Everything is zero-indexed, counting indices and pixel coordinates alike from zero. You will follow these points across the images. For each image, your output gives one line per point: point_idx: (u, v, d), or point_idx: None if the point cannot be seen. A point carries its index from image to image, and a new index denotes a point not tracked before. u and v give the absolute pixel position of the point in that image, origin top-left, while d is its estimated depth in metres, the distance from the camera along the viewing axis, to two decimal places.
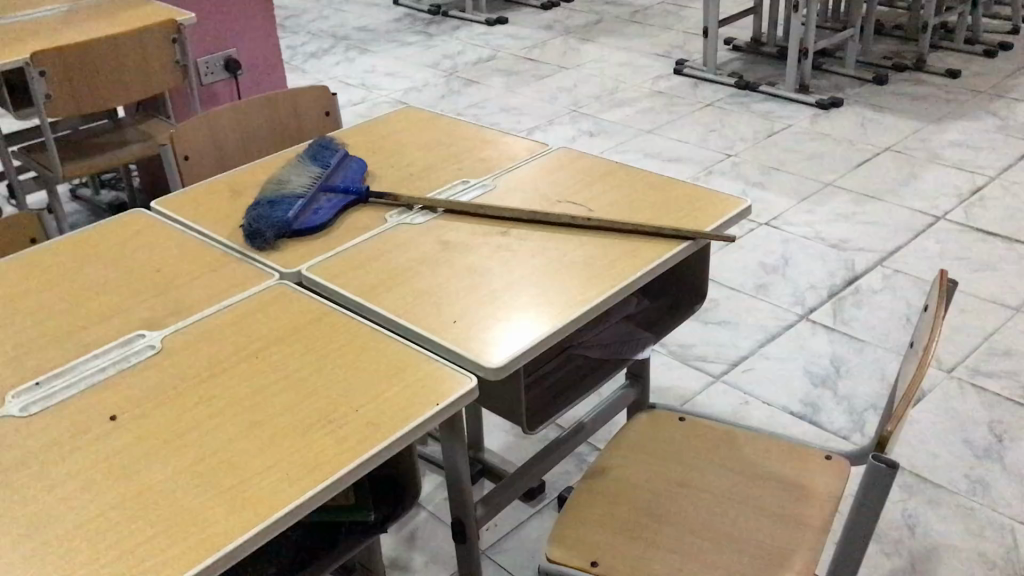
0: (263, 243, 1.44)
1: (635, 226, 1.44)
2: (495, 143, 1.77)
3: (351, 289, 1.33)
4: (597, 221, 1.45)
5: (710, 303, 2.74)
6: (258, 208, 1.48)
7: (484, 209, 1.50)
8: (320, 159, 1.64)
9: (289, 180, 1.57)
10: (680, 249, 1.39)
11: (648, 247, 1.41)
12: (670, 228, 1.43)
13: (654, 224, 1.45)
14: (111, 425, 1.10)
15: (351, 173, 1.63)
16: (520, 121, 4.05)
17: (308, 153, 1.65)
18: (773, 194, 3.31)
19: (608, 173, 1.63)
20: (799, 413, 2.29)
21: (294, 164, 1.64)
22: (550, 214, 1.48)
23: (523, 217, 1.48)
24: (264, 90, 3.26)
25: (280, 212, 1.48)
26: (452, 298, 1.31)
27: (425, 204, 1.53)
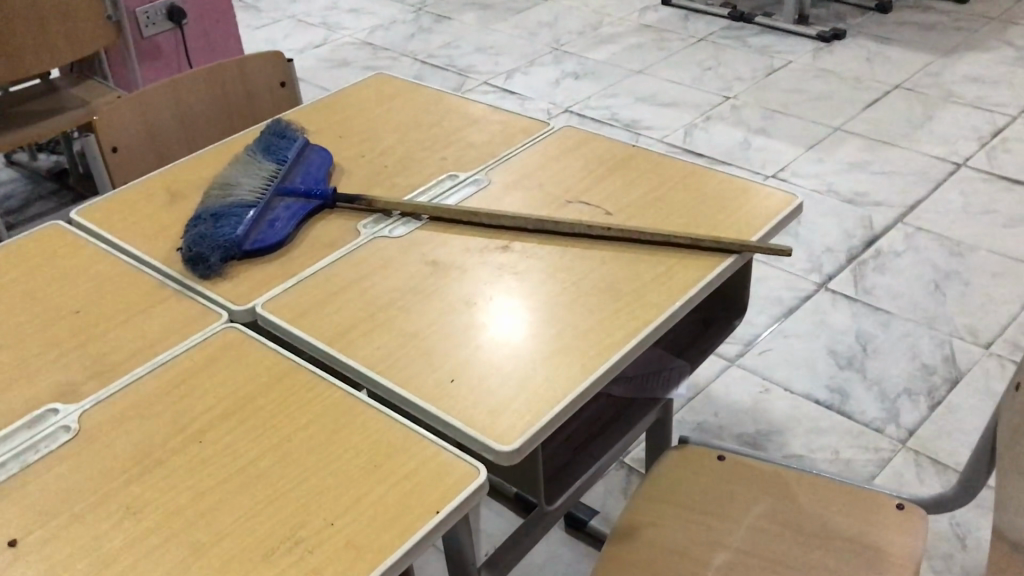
0: (206, 271, 1.16)
1: (668, 236, 1.17)
2: (486, 121, 1.49)
3: (319, 334, 1.07)
4: (621, 231, 1.19)
5: None
6: (199, 224, 1.20)
7: (480, 217, 1.23)
8: (275, 153, 1.35)
9: (238, 182, 1.28)
10: (724, 268, 1.13)
11: (686, 266, 1.14)
12: (711, 239, 1.16)
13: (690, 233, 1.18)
14: (10, 554, 0.83)
15: (313, 170, 1.34)
16: (497, 62, 3.72)
17: (259, 145, 1.36)
18: (780, 142, 3.04)
19: (624, 161, 1.36)
20: (826, 402, 2.06)
21: (244, 158, 1.35)
22: (560, 222, 1.21)
23: (528, 225, 1.22)
24: (213, 39, 2.91)
25: (227, 230, 1.20)
26: (447, 344, 1.04)
27: (406, 210, 1.26)
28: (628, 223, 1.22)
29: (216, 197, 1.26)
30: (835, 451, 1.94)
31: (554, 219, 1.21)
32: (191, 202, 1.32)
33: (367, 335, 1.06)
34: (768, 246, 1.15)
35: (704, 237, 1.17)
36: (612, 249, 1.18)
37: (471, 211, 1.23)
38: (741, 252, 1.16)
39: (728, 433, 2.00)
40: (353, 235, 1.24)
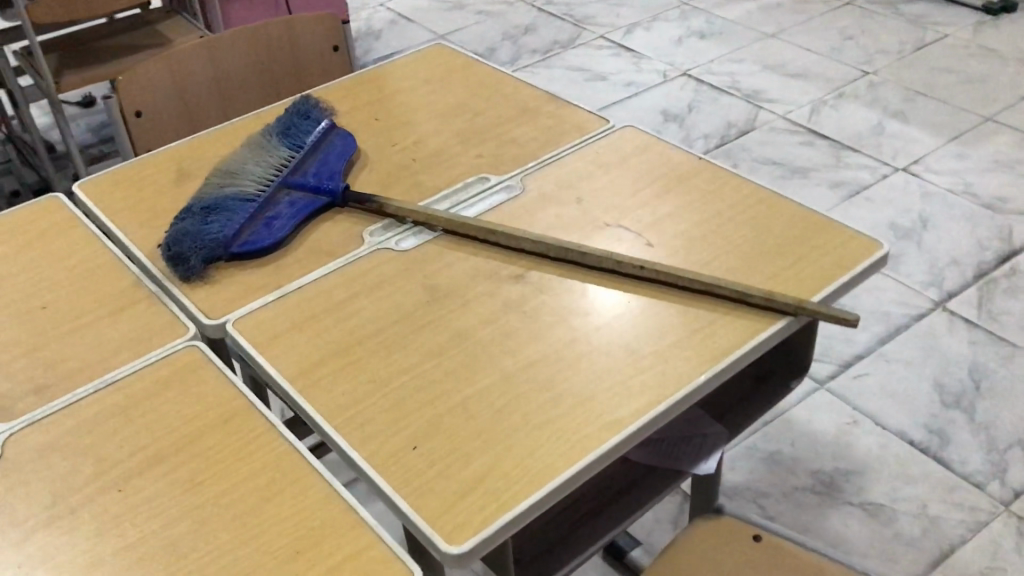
0: (185, 273, 1.04)
1: (709, 284, 0.97)
2: (537, 112, 1.31)
3: (283, 368, 0.93)
4: (655, 271, 1.00)
5: None
6: (187, 218, 1.08)
7: (497, 236, 1.06)
8: (293, 137, 1.21)
9: (243, 170, 1.15)
10: (768, 334, 0.93)
11: (722, 327, 0.95)
12: (760, 293, 0.96)
13: (736, 283, 0.98)
14: None
15: (332, 158, 1.20)
16: (619, 14, 3.47)
17: (278, 126, 1.22)
18: (918, 130, 2.72)
19: (683, 176, 1.16)
20: (922, 445, 1.82)
21: (258, 139, 1.22)
22: (587, 253, 1.03)
23: (549, 252, 1.04)
24: None
25: (215, 227, 1.07)
26: (419, 397, 0.90)
27: (419, 219, 1.10)
28: (667, 261, 1.03)
29: (216, 186, 1.13)
30: (922, 504, 1.71)
31: (579, 247, 1.03)
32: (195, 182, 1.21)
33: (335, 376, 0.92)
34: (830, 311, 0.94)
35: (753, 289, 0.96)
36: (641, 292, 1.00)
37: (487, 228, 1.06)
38: (795, 315, 0.95)
39: (802, 469, 1.79)
40: (354, 244, 1.09)
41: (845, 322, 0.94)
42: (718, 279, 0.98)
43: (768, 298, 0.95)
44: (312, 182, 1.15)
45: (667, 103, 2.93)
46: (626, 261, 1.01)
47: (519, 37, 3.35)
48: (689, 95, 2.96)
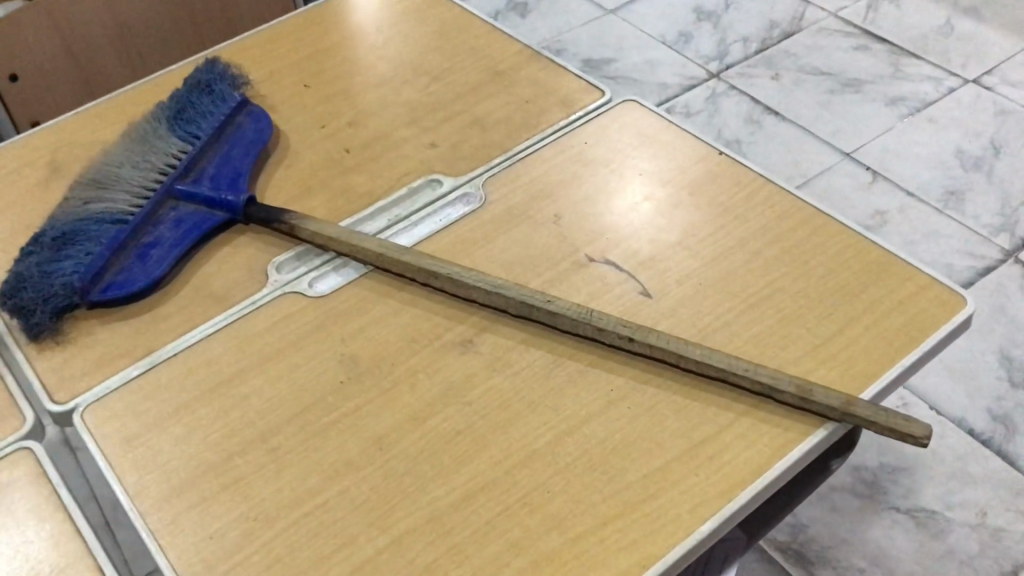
0: (28, 330, 0.78)
1: (722, 370, 0.70)
2: (512, 79, 1.01)
3: (136, 492, 0.68)
4: (649, 345, 0.72)
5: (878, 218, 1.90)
6: (33, 250, 0.81)
7: (440, 280, 0.79)
8: (188, 124, 0.92)
9: (117, 176, 0.87)
10: (801, 453, 0.66)
11: (737, 434, 0.68)
12: (794, 388, 0.68)
13: (761, 367, 0.70)
14: None
15: (237, 152, 0.91)
16: None
17: (169, 108, 0.94)
18: (992, 33, 2.35)
19: (698, 183, 0.87)
20: (983, 437, 1.56)
21: (144, 125, 0.93)
22: (558, 311, 0.75)
23: (508, 306, 0.77)
24: None
25: (68, 264, 0.80)
26: (312, 547, 0.64)
27: (341, 249, 0.83)
28: (667, 323, 0.75)
29: (80, 201, 0.86)
30: (982, 512, 1.47)
31: (547, 303, 0.75)
32: (61, 181, 0.93)
33: (200, 509, 0.67)
34: (891, 423, 0.66)
35: (784, 381, 0.69)
36: (629, 374, 0.73)
37: (427, 270, 0.79)
38: (842, 422, 0.68)
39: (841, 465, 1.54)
40: (255, 284, 0.82)
41: (911, 438, 0.66)
42: (735, 360, 0.70)
43: (805, 396, 0.68)
44: (205, 192, 0.87)
45: None
46: (609, 328, 0.73)
47: None
48: None
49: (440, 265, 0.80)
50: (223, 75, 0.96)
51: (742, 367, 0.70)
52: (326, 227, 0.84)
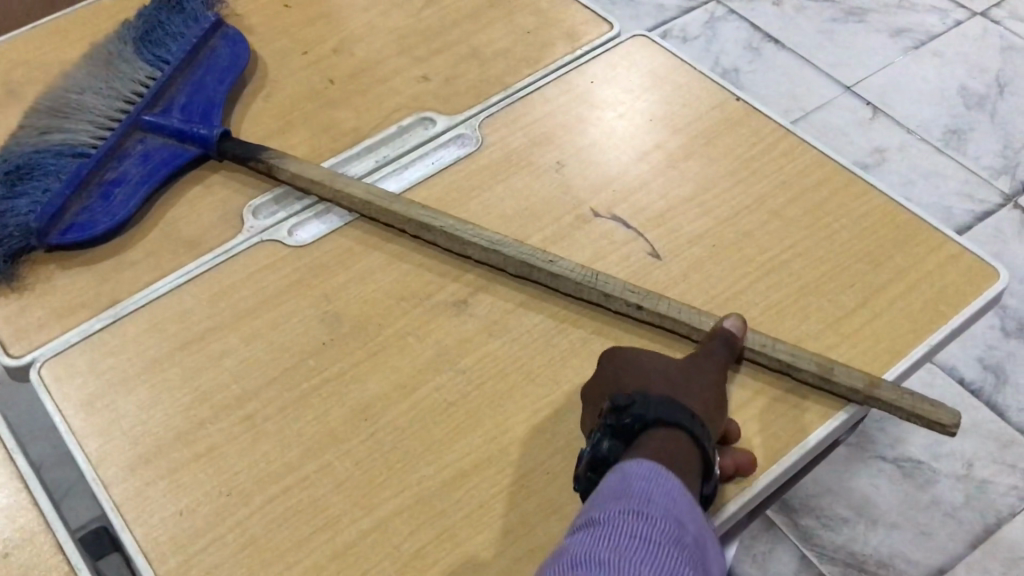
0: None
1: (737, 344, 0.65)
2: (511, 6, 0.93)
3: (98, 459, 0.63)
4: (660, 315, 0.67)
5: (876, 156, 1.84)
6: None
7: (434, 233, 0.73)
8: (156, 47, 0.84)
9: (78, 105, 0.80)
10: (819, 438, 0.62)
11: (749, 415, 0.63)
12: (815, 367, 0.63)
13: (779, 343, 0.65)
14: None
15: (210, 79, 0.83)
16: None
17: (136, 30, 0.85)
18: None
19: (711, 130, 0.81)
20: (973, 387, 1.47)
21: (110, 48, 0.85)
22: (562, 272, 0.70)
23: (507, 265, 0.71)
24: None
25: (23, 202, 0.73)
26: (291, 527, 0.59)
27: (325, 194, 0.76)
28: (678, 290, 0.70)
29: (37, 132, 0.79)
30: (968, 464, 1.38)
31: (550, 263, 0.70)
32: (15, 105, 0.84)
33: (168, 481, 0.61)
34: (918, 409, 0.62)
35: (804, 359, 0.64)
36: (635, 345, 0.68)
37: (420, 222, 0.73)
38: (866, 405, 0.63)
39: None
40: (229, 230, 0.76)
41: (940, 426, 0.62)
42: (752, 334, 0.65)
43: (828, 375, 0.63)
44: (175, 123, 0.79)
45: None
46: (616, 294, 0.68)
47: None
48: None
49: (432, 217, 0.73)
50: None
51: (759, 341, 0.65)
52: (308, 168, 0.77)
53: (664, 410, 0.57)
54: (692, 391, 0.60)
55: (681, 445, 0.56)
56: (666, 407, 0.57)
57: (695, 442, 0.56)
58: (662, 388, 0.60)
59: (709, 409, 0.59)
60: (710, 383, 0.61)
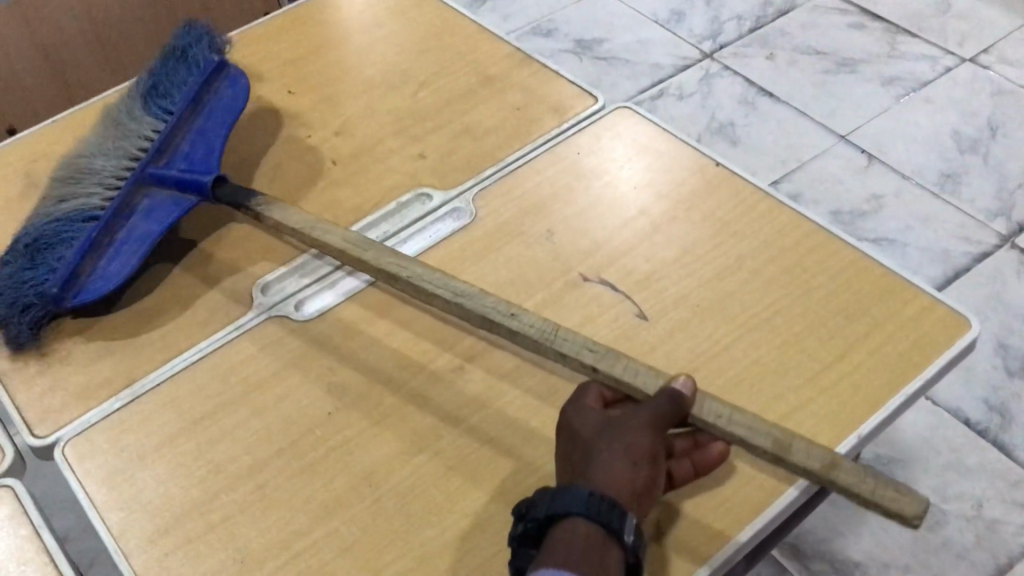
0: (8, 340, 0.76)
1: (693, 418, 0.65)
2: (500, 84, 0.98)
3: (120, 533, 0.66)
4: (615, 378, 0.68)
5: (871, 204, 1.82)
6: (8, 259, 0.79)
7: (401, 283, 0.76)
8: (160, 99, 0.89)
9: (88, 168, 0.85)
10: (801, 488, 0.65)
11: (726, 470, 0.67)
12: (770, 444, 0.63)
13: (737, 414, 0.65)
14: None
15: (212, 126, 0.88)
16: None
17: (143, 82, 0.90)
18: (990, 8, 2.24)
19: (693, 196, 0.85)
20: (978, 427, 1.48)
21: (121, 107, 0.90)
22: (521, 323, 0.72)
23: (470, 316, 0.73)
24: None
25: (41, 268, 0.78)
26: None
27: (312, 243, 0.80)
28: (664, 349, 0.74)
29: (53, 198, 0.83)
30: (977, 504, 1.38)
31: (510, 314, 0.72)
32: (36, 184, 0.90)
33: (186, 551, 0.65)
34: (872, 496, 0.60)
35: (758, 436, 0.64)
36: (602, 403, 0.69)
37: (387, 273, 0.75)
38: (825, 485, 0.62)
39: None
40: (239, 307, 0.80)
41: (902, 519, 0.59)
42: (711, 403, 0.66)
43: (783, 453, 0.63)
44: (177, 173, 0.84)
45: None
46: (573, 353, 0.69)
47: None
48: None
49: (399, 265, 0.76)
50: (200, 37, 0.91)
51: (714, 413, 0.65)
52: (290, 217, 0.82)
53: (555, 504, 0.59)
54: (607, 459, 0.62)
55: (581, 532, 0.58)
56: (556, 502, 0.59)
57: (596, 524, 0.58)
58: (578, 469, 0.62)
59: (621, 484, 0.60)
60: (627, 447, 0.62)
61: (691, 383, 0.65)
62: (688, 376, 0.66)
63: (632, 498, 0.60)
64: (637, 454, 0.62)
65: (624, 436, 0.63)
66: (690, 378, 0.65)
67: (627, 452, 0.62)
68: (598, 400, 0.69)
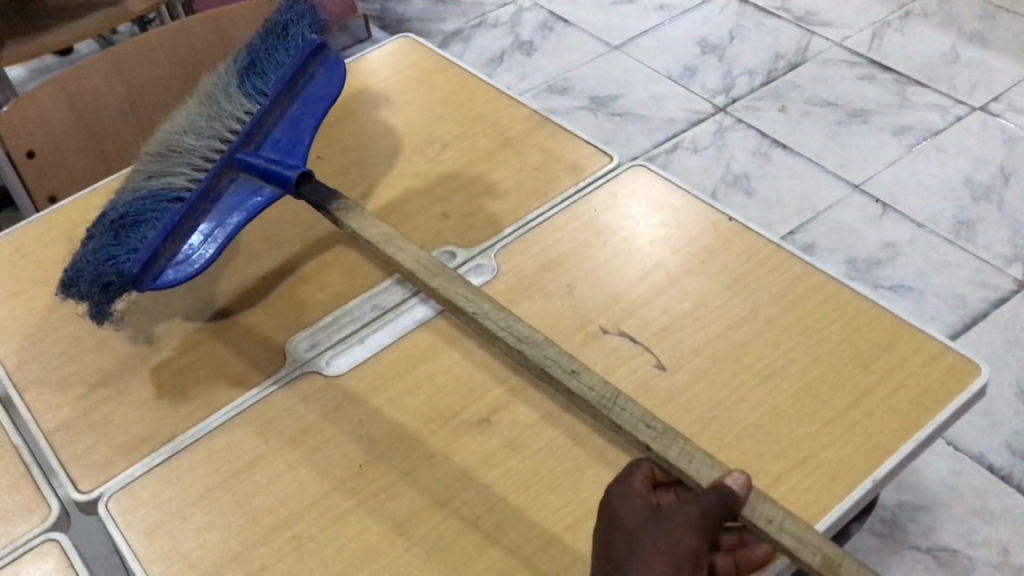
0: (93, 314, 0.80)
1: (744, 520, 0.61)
2: (519, 145, 1.03)
3: None
4: (669, 461, 0.64)
5: (888, 252, 1.82)
6: (96, 235, 0.82)
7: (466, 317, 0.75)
8: (258, 79, 0.91)
9: (177, 145, 0.88)
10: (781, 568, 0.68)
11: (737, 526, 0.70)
12: (818, 560, 0.59)
13: (789, 520, 0.62)
14: None
15: (304, 116, 0.90)
16: None
17: (243, 57, 0.93)
18: (998, 57, 2.27)
19: (707, 251, 0.88)
20: (1003, 473, 1.45)
21: (217, 79, 0.93)
22: (579, 375, 0.69)
23: (529, 365, 0.71)
24: None
25: (127, 246, 0.80)
26: None
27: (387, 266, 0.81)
28: (683, 399, 0.76)
29: (142, 176, 0.87)
30: (1004, 550, 1.36)
31: (570, 368, 0.69)
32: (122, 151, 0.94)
33: None
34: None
35: (807, 551, 0.60)
36: (651, 482, 0.67)
37: (454, 305, 0.75)
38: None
39: None
40: (273, 364, 0.83)
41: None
42: (764, 506, 0.62)
43: (831, 571, 0.59)
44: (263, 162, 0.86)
45: (704, 30, 2.41)
46: (629, 426, 0.66)
47: None
48: (731, 20, 2.45)
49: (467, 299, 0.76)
50: (301, 16, 0.94)
51: (765, 517, 0.61)
52: (365, 229, 0.84)
53: None
54: (648, 558, 0.58)
55: None
56: None
57: None
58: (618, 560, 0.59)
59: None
60: (670, 546, 0.58)
61: (745, 481, 0.62)
62: (741, 474, 0.62)
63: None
64: (679, 555, 0.58)
65: (670, 530, 0.59)
66: (745, 476, 0.62)
67: (669, 549, 0.58)
68: (646, 479, 0.66)
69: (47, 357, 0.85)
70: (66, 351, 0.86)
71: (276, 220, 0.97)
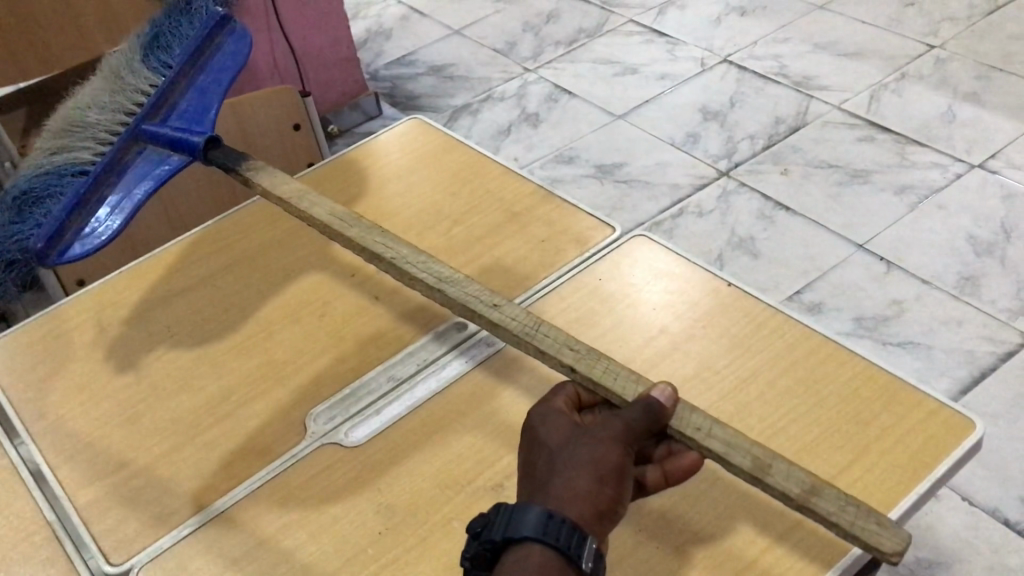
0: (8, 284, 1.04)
1: (671, 428, 0.71)
2: (525, 220, 1.07)
3: None
4: (595, 380, 0.75)
5: (894, 309, 1.85)
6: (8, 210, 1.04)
7: (386, 263, 0.88)
8: (160, 58, 1.14)
9: (82, 124, 1.08)
10: (860, 552, 0.72)
11: (816, 544, 0.74)
12: (749, 462, 0.69)
13: (716, 428, 0.71)
14: None
15: (211, 84, 1.04)
16: None
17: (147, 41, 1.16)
18: (995, 115, 2.31)
19: (709, 318, 0.91)
20: (1020, 527, 1.45)
21: (124, 65, 1.15)
22: (492, 310, 0.82)
23: (452, 305, 0.84)
24: (319, 21, 2.24)
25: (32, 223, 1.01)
26: None
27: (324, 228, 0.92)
28: None
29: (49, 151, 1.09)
30: None
31: (494, 304, 0.83)
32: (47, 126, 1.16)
33: None
34: (855, 528, 0.64)
35: (738, 454, 0.70)
36: (578, 401, 0.76)
37: (373, 253, 0.87)
38: (803, 511, 0.67)
39: None
40: (294, 437, 0.87)
41: (880, 553, 0.64)
42: (692, 416, 0.72)
43: (762, 472, 0.68)
44: (169, 131, 0.99)
45: (706, 97, 2.48)
46: (553, 351, 0.78)
47: (540, 26, 2.85)
48: (732, 87, 2.51)
49: (387, 249, 0.88)
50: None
51: (693, 425, 0.71)
52: (278, 186, 0.97)
53: (510, 526, 0.60)
54: (569, 472, 0.64)
55: (536, 555, 0.59)
56: (511, 526, 0.60)
57: (549, 547, 0.58)
58: (543, 473, 0.65)
59: (583, 497, 0.62)
60: (594, 462, 0.64)
61: (672, 393, 0.71)
62: (668, 386, 0.71)
63: (594, 515, 0.62)
64: (603, 470, 0.64)
65: (592, 443, 0.66)
66: (671, 389, 0.71)
67: (591, 459, 0.64)
68: (571, 399, 0.76)
69: (81, 436, 0.89)
70: (96, 428, 0.89)
71: (294, 298, 1.01)
